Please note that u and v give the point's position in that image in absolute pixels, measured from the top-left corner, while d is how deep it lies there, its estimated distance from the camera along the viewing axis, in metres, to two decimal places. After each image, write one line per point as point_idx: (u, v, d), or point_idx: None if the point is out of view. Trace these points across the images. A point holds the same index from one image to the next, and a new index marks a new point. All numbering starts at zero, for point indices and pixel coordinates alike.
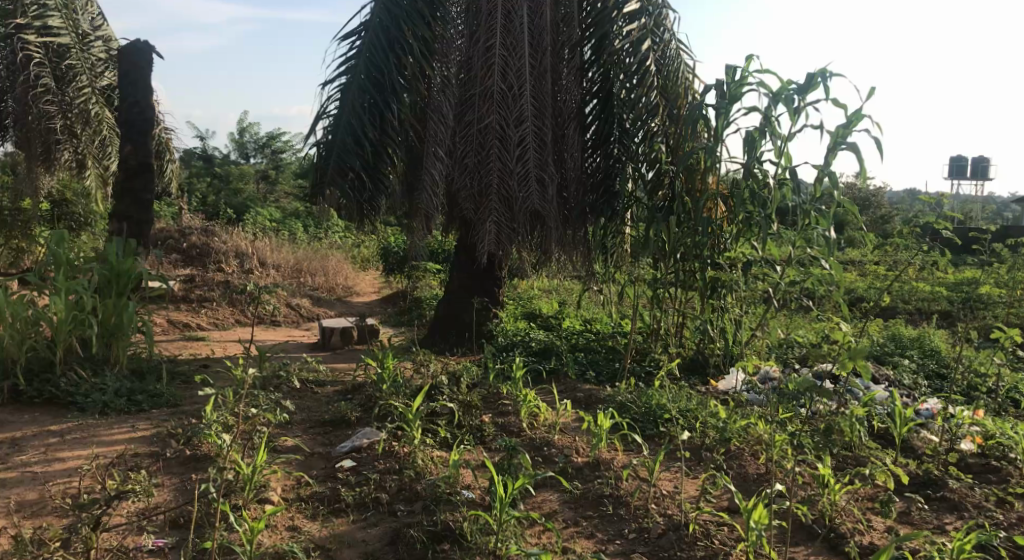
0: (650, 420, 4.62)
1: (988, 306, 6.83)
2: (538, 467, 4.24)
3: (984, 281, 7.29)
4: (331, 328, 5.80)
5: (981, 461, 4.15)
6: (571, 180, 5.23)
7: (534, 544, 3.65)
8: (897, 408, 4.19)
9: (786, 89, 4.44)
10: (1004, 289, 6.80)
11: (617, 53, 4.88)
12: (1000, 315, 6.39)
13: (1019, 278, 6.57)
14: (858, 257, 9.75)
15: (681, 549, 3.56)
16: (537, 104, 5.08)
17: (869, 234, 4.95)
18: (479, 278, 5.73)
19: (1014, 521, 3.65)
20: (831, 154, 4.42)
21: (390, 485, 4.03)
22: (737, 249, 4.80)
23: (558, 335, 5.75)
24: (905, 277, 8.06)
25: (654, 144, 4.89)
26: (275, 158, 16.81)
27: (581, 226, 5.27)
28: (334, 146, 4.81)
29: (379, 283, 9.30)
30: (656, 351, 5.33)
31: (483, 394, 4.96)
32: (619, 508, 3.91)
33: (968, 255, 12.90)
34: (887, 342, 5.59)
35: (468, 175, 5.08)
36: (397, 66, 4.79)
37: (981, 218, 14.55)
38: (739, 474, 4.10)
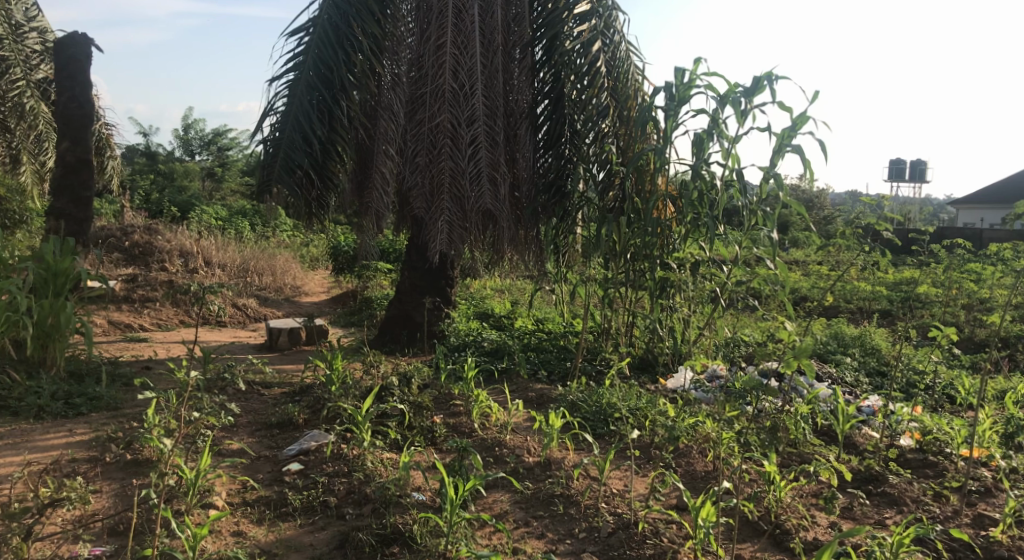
0: (600, 419, 4.65)
1: (925, 305, 7.04)
2: (489, 467, 4.23)
3: (921, 281, 7.52)
4: (279, 329, 5.70)
5: (919, 456, 4.27)
6: (523, 180, 5.22)
7: (485, 545, 3.63)
8: (840, 405, 4.28)
9: (734, 91, 4.52)
10: (940, 289, 7.03)
11: (568, 53, 4.88)
12: (937, 313, 6.60)
13: (954, 278, 6.77)
14: (802, 257, 9.97)
15: (630, 548, 3.59)
16: (489, 103, 5.05)
17: (813, 234, 5.05)
18: (431, 278, 5.70)
19: (950, 514, 3.78)
20: (777, 156, 4.51)
21: (338, 488, 3.98)
22: (686, 250, 4.86)
23: (510, 335, 5.74)
24: (846, 277, 8.27)
25: (604, 145, 4.87)
26: (221, 155, 16.46)
27: (533, 226, 5.29)
28: (281, 144, 4.72)
29: (329, 282, 9.18)
30: (607, 350, 5.36)
31: (433, 395, 4.92)
32: (570, 508, 3.92)
33: (907, 256, 13.32)
34: (830, 341, 5.70)
35: (420, 174, 5.03)
36: (346, 63, 4.73)
37: (920, 220, 15.05)
38: (687, 472, 4.17)
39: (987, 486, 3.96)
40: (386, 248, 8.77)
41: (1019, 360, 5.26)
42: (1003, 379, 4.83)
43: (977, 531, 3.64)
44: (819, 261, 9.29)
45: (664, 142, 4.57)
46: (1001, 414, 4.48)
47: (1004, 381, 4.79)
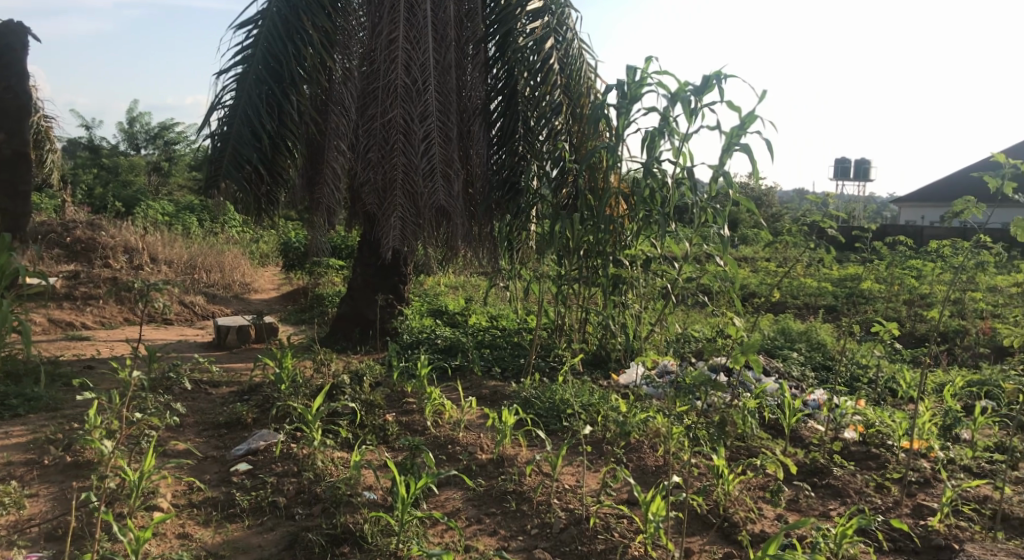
0: (553, 415, 4.66)
1: (868, 300, 7.23)
2: (441, 465, 4.21)
3: (864, 278, 7.72)
4: (227, 327, 5.60)
5: (862, 448, 4.37)
6: (477, 176, 5.20)
7: (437, 543, 3.62)
8: (786, 399, 4.37)
9: (684, 90, 4.58)
10: (882, 285, 7.22)
11: (520, 50, 4.89)
12: (880, 309, 6.77)
13: (896, 274, 6.96)
14: (750, 254, 10.13)
15: (582, 544, 3.60)
16: (442, 99, 5.02)
17: (761, 232, 5.14)
18: (384, 274, 5.65)
19: (891, 505, 3.88)
20: (726, 155, 4.60)
21: (288, 489, 3.92)
22: (638, 247, 4.90)
23: (464, 332, 5.72)
24: (793, 274, 8.43)
25: (558, 142, 4.89)
26: (168, 149, 16.10)
27: (487, 223, 5.27)
28: (229, 138, 4.64)
29: (280, 279, 9.05)
30: (560, 347, 5.38)
31: (386, 394, 4.88)
32: (522, 504, 3.92)
33: (851, 253, 13.67)
34: (777, 336, 5.81)
35: (372, 169, 4.96)
36: (296, 56, 4.66)
37: (865, 218, 15.44)
38: (638, 467, 4.21)
39: (926, 477, 4.07)
40: (339, 244, 8.67)
41: (957, 353, 5.43)
42: (942, 372, 4.98)
43: (916, 521, 3.75)
44: (766, 257, 9.47)
45: (616, 140, 4.60)
46: (940, 407, 4.61)
47: (942, 374, 4.94)
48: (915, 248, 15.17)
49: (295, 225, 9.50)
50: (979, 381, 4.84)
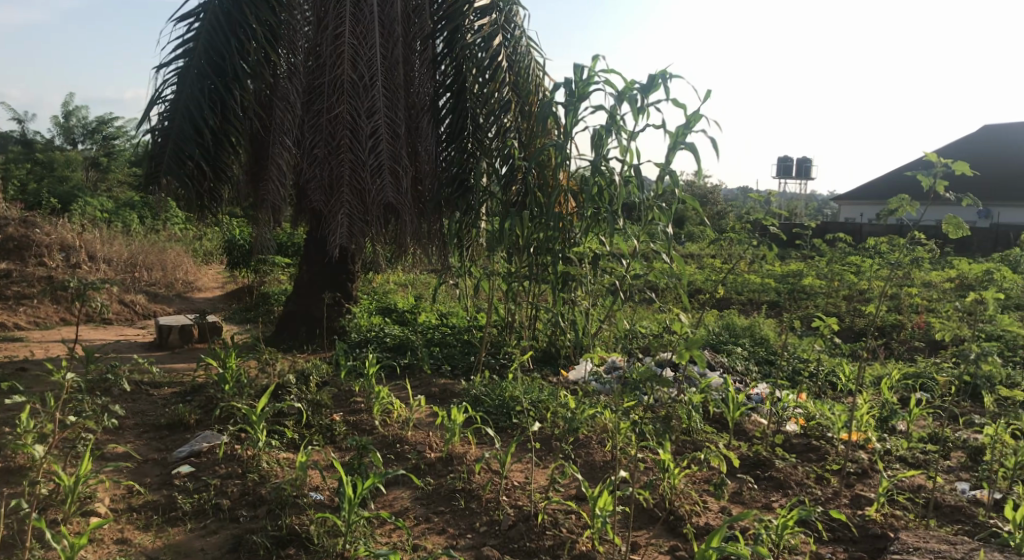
0: (503, 412, 4.66)
1: (809, 296, 7.41)
2: (389, 464, 4.19)
3: (806, 274, 7.90)
4: (169, 327, 5.48)
5: (804, 441, 4.47)
6: (425, 173, 5.17)
7: (384, 543, 3.59)
8: (730, 394, 4.46)
9: (630, 88, 4.63)
10: (823, 280, 7.40)
11: (469, 47, 4.87)
12: (821, 304, 6.94)
13: (836, 271, 7.15)
14: (696, 250, 10.29)
15: (530, 540, 3.61)
16: (389, 95, 4.99)
17: (707, 229, 5.23)
18: (331, 272, 5.58)
19: (830, 495, 3.97)
20: (672, 153, 4.69)
21: (232, 491, 3.85)
22: (586, 244, 4.93)
23: (413, 329, 5.69)
24: (737, 270, 8.60)
25: (507, 140, 4.85)
26: (106, 144, 15.64)
27: (436, 220, 5.22)
28: (170, 133, 4.55)
29: (225, 277, 8.87)
30: (510, 344, 5.38)
31: (333, 393, 4.82)
32: (471, 502, 3.92)
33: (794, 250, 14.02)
34: (722, 332, 5.91)
35: (318, 166, 4.89)
36: (239, 50, 4.56)
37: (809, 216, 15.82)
38: (586, 462, 4.24)
39: (863, 467, 4.18)
40: (285, 241, 8.55)
41: (894, 347, 5.59)
42: (879, 365, 5.12)
43: (854, 511, 3.85)
44: (711, 254, 9.62)
45: (564, 138, 4.60)
46: (877, 399, 4.75)
47: (879, 367, 5.08)
48: (854, 244, 15.64)
49: (240, 222, 9.32)
50: (914, 374, 5.00)
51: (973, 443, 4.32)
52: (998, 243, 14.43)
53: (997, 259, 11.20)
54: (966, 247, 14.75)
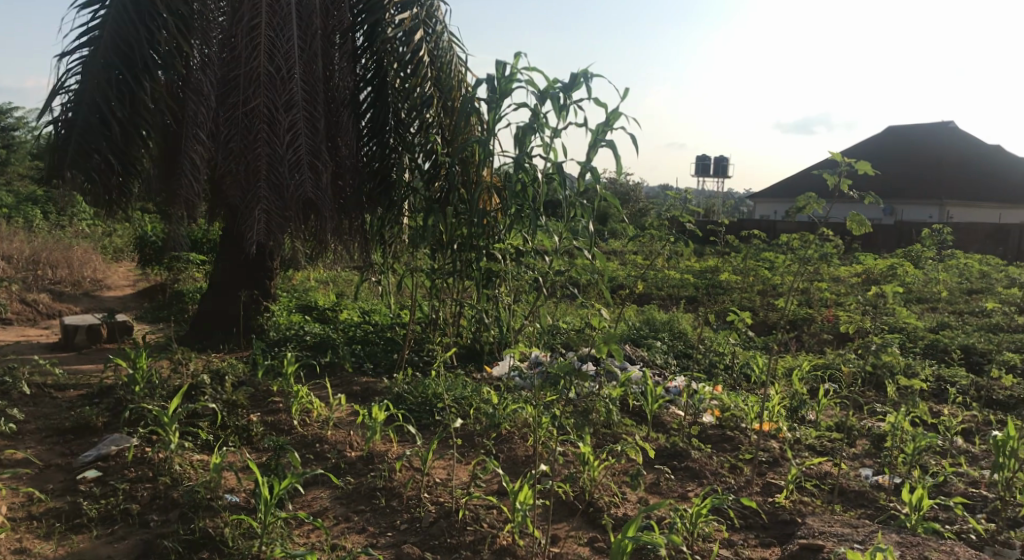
0: (425, 409, 4.63)
1: (725, 291, 7.62)
2: (308, 464, 4.12)
3: (722, 270, 8.12)
4: (76, 327, 5.27)
5: (718, 432, 4.60)
6: (346, 168, 5.06)
7: (302, 544, 3.53)
8: (649, 387, 4.56)
9: (552, 87, 4.68)
10: (738, 276, 7.62)
11: (390, 41, 4.84)
12: (736, 299, 7.15)
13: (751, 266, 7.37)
14: (617, 247, 10.46)
15: (451, 536, 3.60)
16: (308, 88, 4.86)
17: (628, 226, 5.33)
18: (247, 269, 5.47)
19: (743, 484, 4.09)
20: (593, 150, 4.79)
21: (142, 495, 3.72)
22: (509, 240, 4.96)
23: (335, 328, 5.60)
24: (657, 267, 8.78)
25: (430, 135, 4.85)
26: (7, 136, 14.88)
27: (358, 217, 5.16)
28: (75, 125, 4.36)
29: (136, 275, 8.56)
30: (433, 341, 5.37)
31: (250, 393, 4.71)
32: (392, 500, 3.89)
33: (712, 247, 14.41)
34: (643, 327, 6.02)
35: (234, 160, 4.75)
36: (149, 41, 4.43)
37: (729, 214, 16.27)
38: (508, 457, 4.25)
39: (774, 457, 4.31)
40: (201, 239, 8.32)
41: (804, 340, 5.80)
42: (789, 357, 5.31)
43: (765, 498, 3.97)
44: (632, 250, 9.79)
45: (487, 135, 4.59)
46: (788, 390, 4.91)
47: (790, 359, 5.27)
48: (769, 240, 16.24)
49: (153, 219, 9.01)
50: (823, 365, 5.19)
51: (876, 431, 4.53)
52: (903, 239, 15.15)
53: (901, 255, 11.77)
54: (873, 243, 15.47)
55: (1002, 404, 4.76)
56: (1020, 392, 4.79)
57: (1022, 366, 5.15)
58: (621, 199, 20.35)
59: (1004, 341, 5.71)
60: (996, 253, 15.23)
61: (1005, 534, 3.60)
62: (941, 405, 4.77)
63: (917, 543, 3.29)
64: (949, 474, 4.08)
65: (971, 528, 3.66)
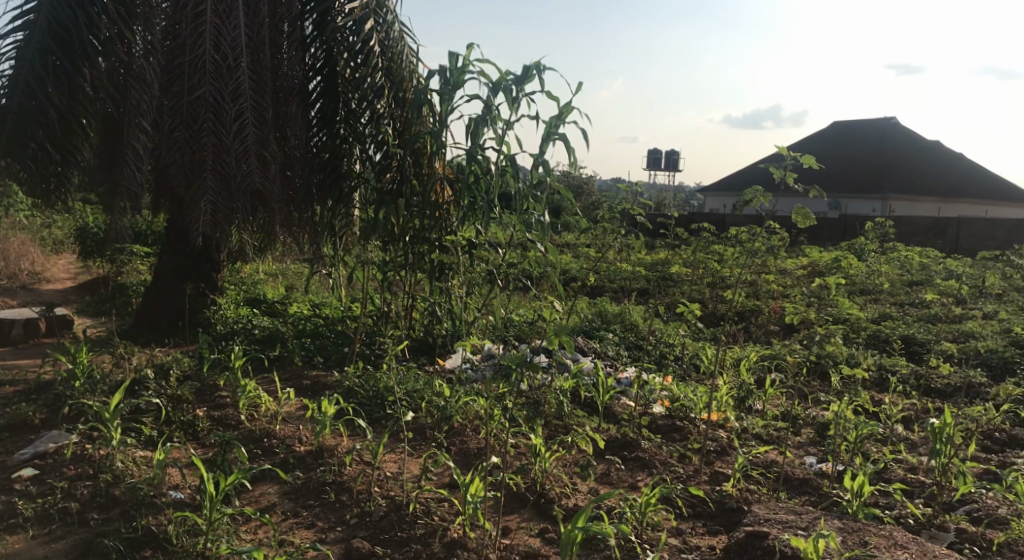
0: (376, 403, 4.59)
1: (676, 283, 7.73)
2: (255, 459, 4.06)
3: (672, 262, 8.23)
4: (12, 321, 5.12)
5: (668, 422, 4.66)
6: (296, 159, 4.96)
7: (249, 540, 3.47)
8: (600, 378, 4.59)
9: (505, 78, 4.68)
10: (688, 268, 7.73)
11: (339, 31, 4.77)
12: (687, 291, 7.25)
13: (700, 258, 7.48)
14: (571, 238, 10.51)
15: (401, 530, 3.57)
16: (255, 77, 4.76)
17: (581, 218, 5.37)
18: (194, 261, 5.39)
19: (691, 473, 4.15)
20: (545, 143, 4.81)
21: (81, 493, 3.61)
22: (462, 233, 4.95)
23: (284, 321, 5.52)
24: (609, 260, 8.86)
25: (381, 126, 4.76)
26: None
27: (307, 208, 5.06)
28: (8, 112, 4.20)
29: (76, 268, 8.33)
30: (385, 334, 5.33)
31: (196, 387, 4.62)
32: (342, 495, 3.85)
33: (663, 239, 14.60)
34: (595, 319, 6.06)
35: (178, 150, 4.63)
36: (88, 26, 4.31)
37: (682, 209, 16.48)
38: (460, 450, 4.24)
39: (722, 446, 4.38)
40: (146, 231, 8.14)
41: (752, 331, 5.91)
42: (737, 348, 5.40)
43: (713, 487, 4.03)
44: (584, 243, 9.86)
45: (440, 126, 4.56)
46: (736, 380, 5.00)
47: (738, 350, 5.36)
48: (720, 233, 16.50)
49: (95, 211, 8.77)
50: (770, 355, 5.30)
51: (821, 419, 4.63)
52: (847, 232, 15.52)
53: (847, 248, 12.07)
54: (818, 235, 15.82)
55: (940, 392, 4.91)
56: (956, 381, 4.95)
57: (958, 355, 5.32)
58: (577, 193, 20.44)
59: (943, 331, 5.89)
60: (937, 246, 15.71)
61: (941, 518, 3.71)
62: (882, 393, 4.91)
63: (857, 529, 3.36)
64: (889, 461, 4.19)
65: (909, 513, 3.76)
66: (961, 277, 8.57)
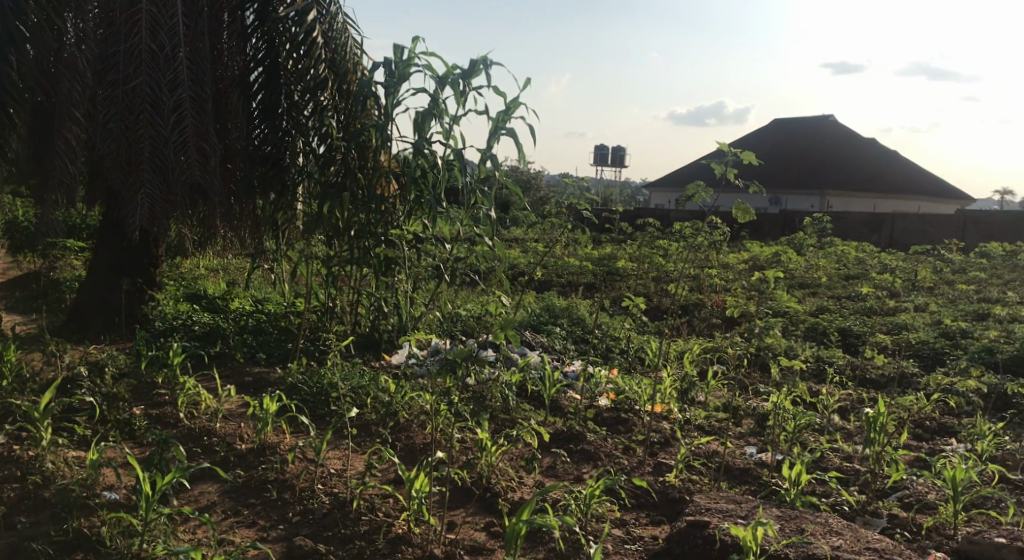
0: (320, 399, 4.52)
1: (622, 278, 7.82)
2: (193, 457, 3.97)
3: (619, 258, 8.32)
4: None
5: (613, 415, 4.71)
6: (237, 151, 4.83)
7: (187, 540, 3.38)
8: (547, 372, 4.61)
9: (451, 72, 4.68)
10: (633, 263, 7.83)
11: (281, 21, 4.71)
12: (632, 286, 7.34)
13: (644, 252, 7.58)
14: (519, 233, 10.57)
15: (344, 526, 3.53)
16: (194, 67, 4.66)
17: (529, 214, 5.37)
18: (130, 256, 5.27)
19: (636, 464, 4.19)
20: (492, 138, 4.81)
21: (9, 496, 3.49)
22: (408, 227, 4.91)
23: (226, 316, 5.41)
24: (556, 255, 8.92)
25: (324, 118, 4.75)
26: None
27: (249, 202, 4.95)
28: None
29: (6, 263, 8.04)
30: (329, 330, 5.26)
31: (132, 385, 4.51)
32: (284, 492, 3.79)
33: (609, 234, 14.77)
34: (542, 313, 6.08)
35: (114, 142, 4.51)
36: (15, 12, 4.08)
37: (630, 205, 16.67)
38: (405, 446, 4.20)
39: (666, 437, 4.44)
40: (79, 226, 7.90)
41: (695, 324, 6.02)
42: (681, 341, 5.48)
43: (656, 477, 4.08)
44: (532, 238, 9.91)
45: (385, 119, 4.52)
46: (679, 372, 5.07)
47: (682, 343, 5.44)
48: (667, 228, 16.77)
49: (25, 204, 8.47)
50: (712, 348, 5.39)
51: (760, 410, 4.73)
52: (786, 228, 15.90)
53: (787, 243, 12.37)
54: (760, 230, 16.22)
55: (874, 382, 5.06)
56: (889, 371, 5.11)
57: (892, 347, 5.50)
58: (527, 188, 20.52)
59: (877, 323, 6.08)
60: (874, 241, 16.20)
61: (874, 504, 3.82)
62: (820, 384, 5.03)
63: (795, 516, 3.42)
64: (827, 450, 4.29)
65: (845, 501, 3.85)
66: (896, 271, 8.87)
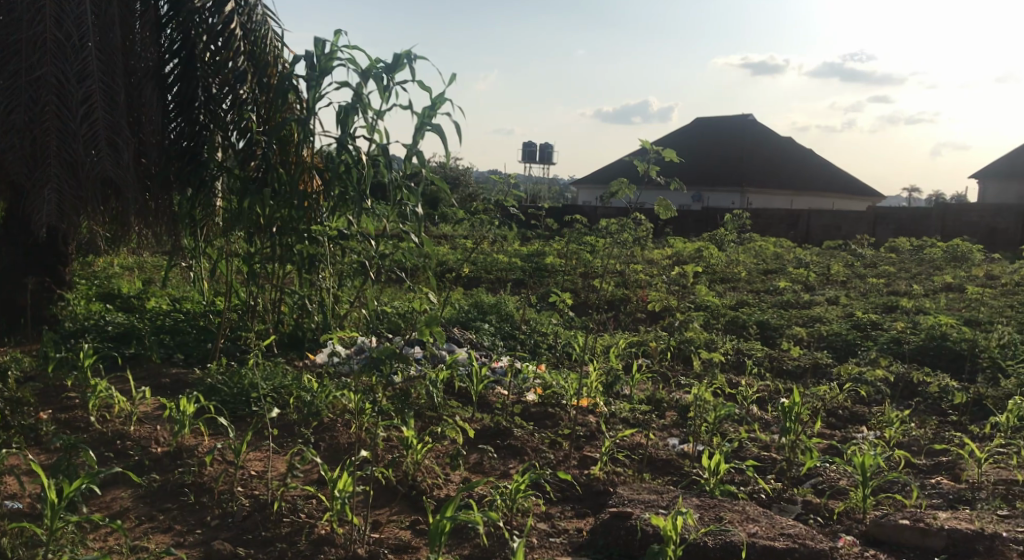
0: (241, 400, 4.41)
1: (550, 274, 7.90)
2: (105, 462, 3.82)
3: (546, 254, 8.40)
4: None
5: (540, 409, 4.74)
6: (151, 146, 4.67)
7: (97, 548, 3.25)
8: (474, 368, 4.61)
9: (375, 66, 4.63)
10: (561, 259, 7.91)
11: (197, 12, 4.59)
12: (560, 281, 7.42)
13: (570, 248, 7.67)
14: (448, 229, 10.57)
15: (264, 529, 3.45)
16: (104, 59, 4.49)
17: (456, 209, 5.36)
18: (37, 255, 5.06)
19: (561, 458, 4.22)
20: (417, 133, 4.78)
21: None
22: (331, 224, 4.83)
23: (141, 316, 5.26)
24: (485, 251, 8.96)
25: (243, 112, 4.63)
26: None
27: (164, 198, 4.83)
28: None
29: None
30: (250, 329, 5.15)
31: (39, 389, 4.32)
32: (202, 496, 3.68)
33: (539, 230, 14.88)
34: (470, 309, 6.09)
35: (17, 134, 4.31)
36: None
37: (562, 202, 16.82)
38: (329, 446, 4.13)
39: (591, 431, 4.49)
40: None
41: (620, 319, 6.12)
42: (606, 336, 5.57)
43: (581, 470, 4.12)
44: (460, 237, 9.93)
45: (307, 113, 4.44)
46: (604, 366, 5.14)
47: (607, 337, 5.52)
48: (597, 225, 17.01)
49: None
50: (636, 341, 5.49)
51: (682, 401, 4.83)
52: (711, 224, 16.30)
53: (711, 239, 12.69)
54: (682, 226, 16.52)
55: (791, 372, 5.24)
56: (804, 362, 5.30)
57: (806, 338, 5.70)
58: (460, 184, 20.50)
59: (793, 316, 6.30)
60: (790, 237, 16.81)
61: (790, 492, 3.93)
62: (739, 376, 5.17)
63: (714, 505, 3.49)
64: (745, 440, 4.41)
65: (762, 489, 3.95)
66: (812, 266, 9.23)
